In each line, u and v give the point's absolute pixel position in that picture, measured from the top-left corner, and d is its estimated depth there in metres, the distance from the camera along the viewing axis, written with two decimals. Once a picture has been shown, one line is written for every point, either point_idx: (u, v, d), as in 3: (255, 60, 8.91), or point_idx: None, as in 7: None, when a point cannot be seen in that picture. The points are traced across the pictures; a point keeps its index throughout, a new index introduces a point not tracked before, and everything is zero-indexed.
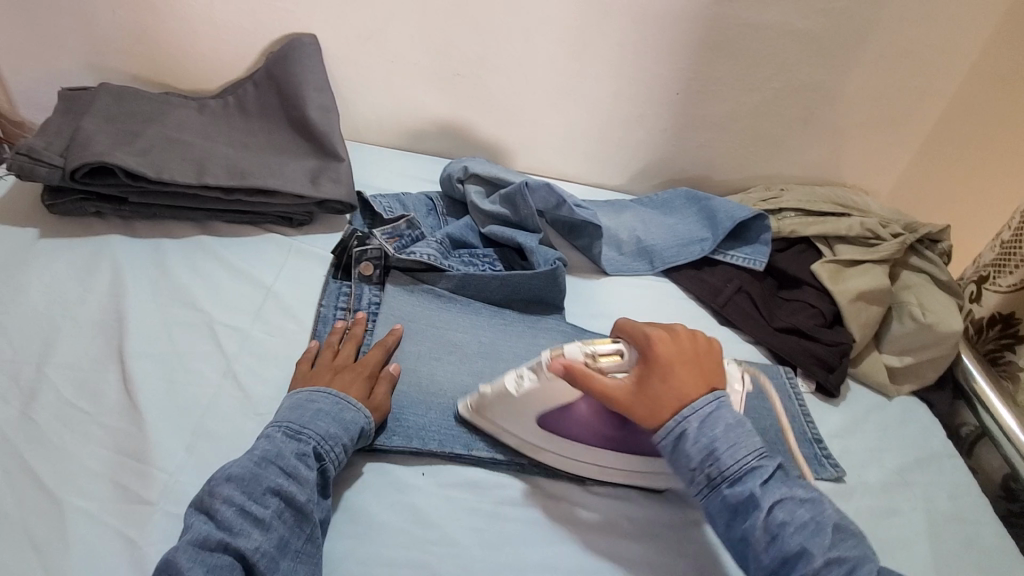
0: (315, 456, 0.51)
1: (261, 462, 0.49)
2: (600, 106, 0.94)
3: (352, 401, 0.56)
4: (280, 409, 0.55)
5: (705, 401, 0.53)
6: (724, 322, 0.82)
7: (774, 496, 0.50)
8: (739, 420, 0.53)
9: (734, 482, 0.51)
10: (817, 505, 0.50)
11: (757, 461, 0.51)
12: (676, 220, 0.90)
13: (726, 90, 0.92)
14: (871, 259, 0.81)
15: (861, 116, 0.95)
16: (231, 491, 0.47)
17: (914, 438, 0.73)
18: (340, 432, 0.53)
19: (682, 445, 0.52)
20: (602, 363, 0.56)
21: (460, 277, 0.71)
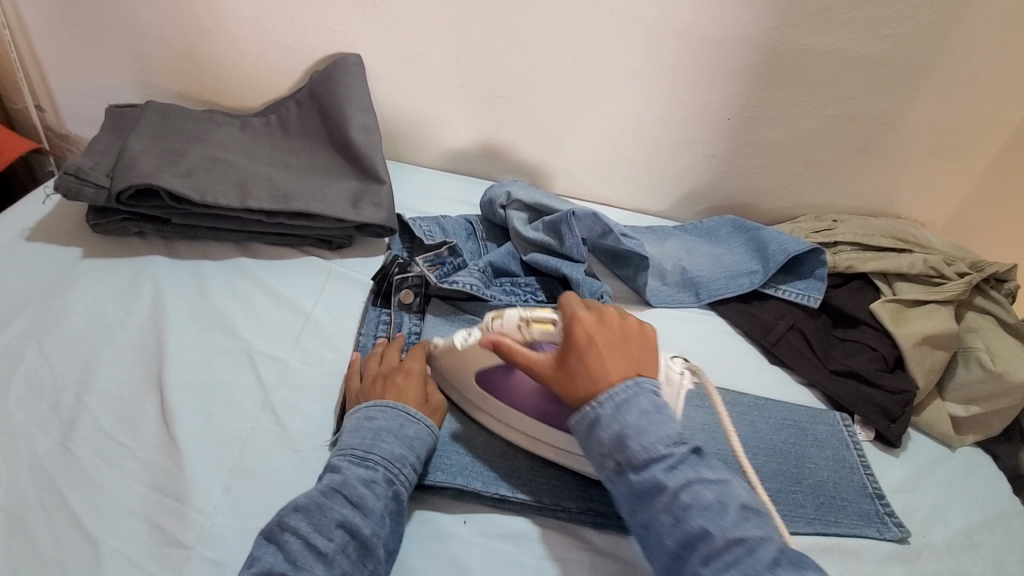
0: (380, 483, 0.49)
1: (326, 491, 0.47)
2: (646, 130, 0.92)
3: (412, 414, 0.54)
4: (343, 431, 0.53)
5: (622, 387, 0.51)
6: (775, 361, 0.78)
7: (681, 480, 0.47)
8: (656, 407, 0.50)
9: (639, 467, 0.48)
10: (726, 489, 0.47)
11: (666, 447, 0.48)
12: (723, 250, 0.86)
13: (779, 116, 0.89)
14: (935, 299, 0.77)
15: (923, 146, 0.90)
16: (298, 523, 0.46)
17: (982, 496, 0.68)
18: (406, 454, 0.51)
19: (593, 431, 0.50)
20: (533, 329, 0.57)
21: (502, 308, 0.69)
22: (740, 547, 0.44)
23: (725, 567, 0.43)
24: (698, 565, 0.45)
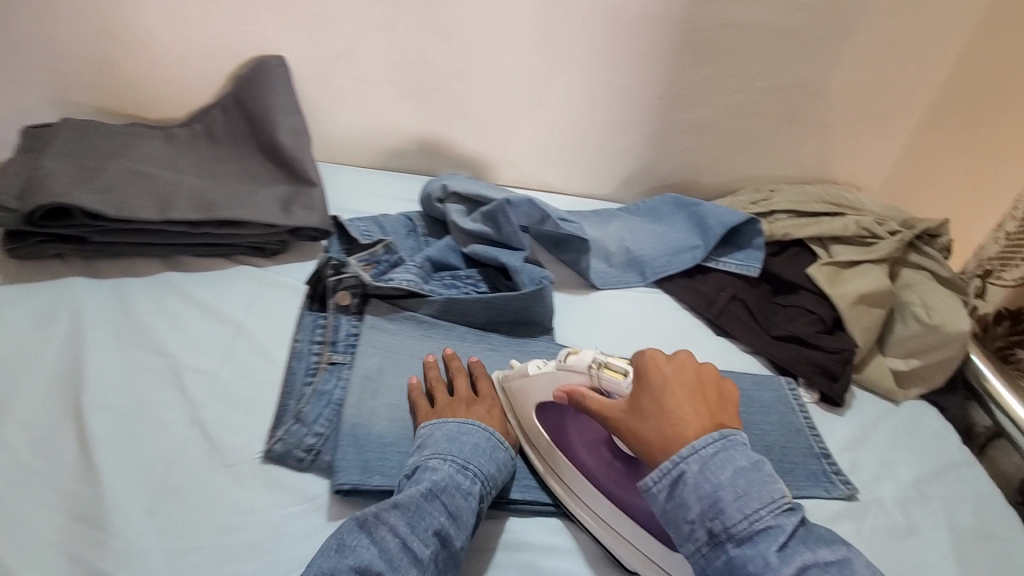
0: (474, 496, 0.50)
1: (428, 495, 0.49)
2: (581, 114, 0.92)
3: (499, 439, 0.56)
4: (433, 437, 0.54)
5: (709, 440, 0.48)
6: (721, 333, 0.79)
7: (796, 563, 0.43)
8: (753, 465, 0.47)
9: (741, 542, 0.45)
10: (847, 573, 0.43)
11: (771, 518, 0.45)
12: (664, 228, 0.88)
13: (709, 92, 0.90)
14: (869, 259, 0.78)
15: (851, 111, 0.92)
16: (397, 521, 0.47)
17: (927, 447, 0.69)
18: (495, 474, 0.53)
19: (682, 493, 0.47)
20: (603, 377, 0.55)
21: (443, 301, 0.69)
22: None
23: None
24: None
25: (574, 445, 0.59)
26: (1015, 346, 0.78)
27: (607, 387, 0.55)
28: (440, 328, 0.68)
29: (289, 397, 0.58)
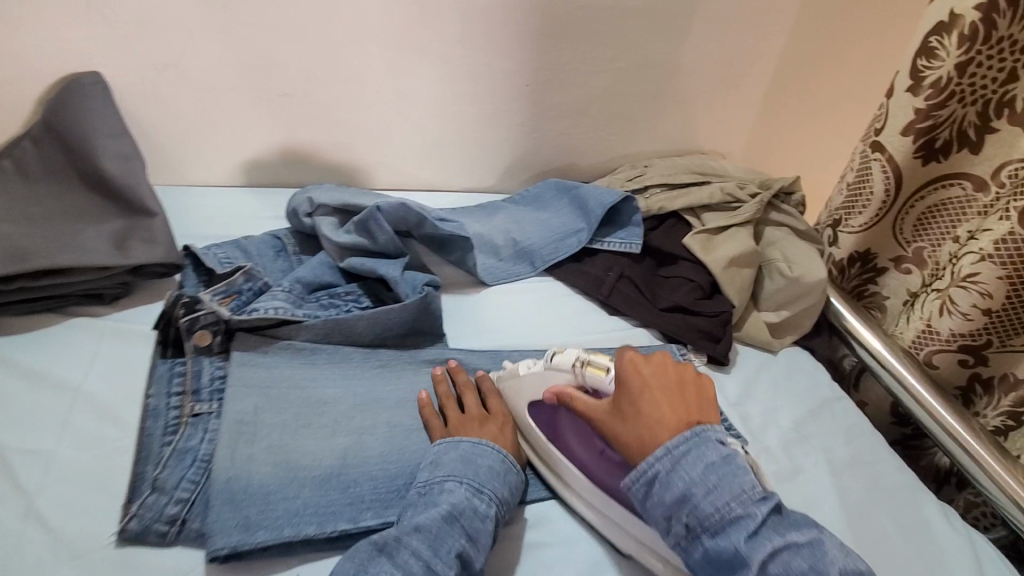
0: (489, 518, 0.50)
1: (448, 518, 0.49)
2: (451, 107, 0.89)
3: (512, 461, 0.56)
4: (447, 458, 0.54)
5: (679, 440, 0.49)
6: (613, 312, 0.81)
7: (767, 549, 0.44)
8: (723, 458, 0.48)
9: (714, 532, 0.46)
10: (819, 553, 0.44)
11: (742, 508, 0.46)
12: (549, 215, 0.88)
13: (574, 75, 0.91)
14: (735, 224, 0.83)
15: (706, 84, 0.98)
16: (418, 545, 0.47)
17: (803, 389, 0.75)
18: (508, 497, 0.53)
19: (656, 490, 0.49)
20: (586, 373, 0.59)
21: (321, 325, 0.63)
22: None
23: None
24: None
25: (570, 440, 0.60)
26: (869, 284, 0.84)
27: (591, 382, 0.59)
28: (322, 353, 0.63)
29: (146, 463, 0.52)
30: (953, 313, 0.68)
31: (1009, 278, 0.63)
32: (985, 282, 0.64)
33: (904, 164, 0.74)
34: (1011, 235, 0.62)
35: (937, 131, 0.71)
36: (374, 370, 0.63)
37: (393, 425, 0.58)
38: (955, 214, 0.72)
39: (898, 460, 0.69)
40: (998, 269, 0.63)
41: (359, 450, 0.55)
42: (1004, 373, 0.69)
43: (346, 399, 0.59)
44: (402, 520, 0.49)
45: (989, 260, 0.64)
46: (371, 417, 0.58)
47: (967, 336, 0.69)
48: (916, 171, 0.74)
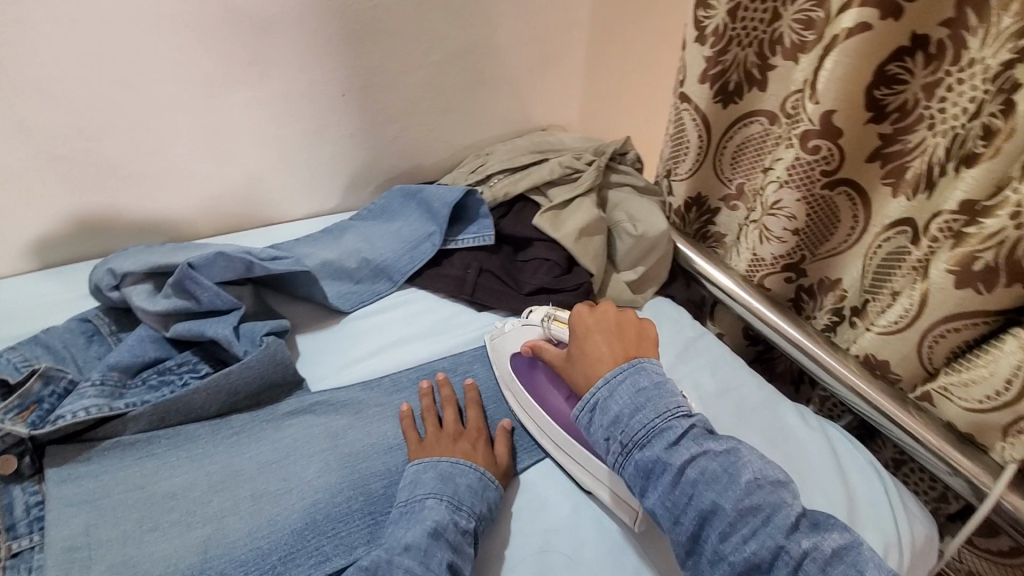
0: (471, 531, 0.51)
1: (434, 534, 0.49)
2: (266, 132, 0.83)
3: (491, 477, 0.57)
4: (424, 478, 0.55)
5: (617, 371, 0.55)
6: (481, 308, 0.80)
7: (686, 457, 0.49)
8: (654, 383, 0.54)
9: (643, 445, 0.51)
10: (735, 460, 0.49)
11: (668, 423, 0.51)
12: (398, 224, 0.85)
13: (391, 75, 0.87)
14: (580, 193, 0.84)
15: (526, 61, 0.98)
16: (410, 561, 0.47)
17: (670, 334, 0.80)
18: (487, 510, 0.54)
19: (597, 415, 0.54)
20: (556, 330, 0.66)
21: (151, 409, 0.57)
22: (755, 515, 0.46)
23: (743, 539, 0.46)
24: (715, 541, 0.47)
25: (544, 388, 0.65)
26: (708, 225, 0.92)
27: (557, 335, 0.66)
28: (161, 439, 0.57)
29: None
30: (771, 239, 0.75)
31: (806, 198, 0.70)
32: (788, 206, 0.71)
33: (707, 110, 0.79)
34: (798, 160, 0.68)
35: (727, 75, 0.76)
36: (226, 441, 0.58)
37: (256, 494, 0.53)
38: (756, 148, 0.80)
39: (758, 378, 0.75)
40: (796, 192, 0.70)
41: (222, 533, 0.50)
42: (821, 279, 0.78)
43: (198, 483, 0.54)
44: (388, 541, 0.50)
45: (788, 186, 0.70)
46: (227, 495, 0.53)
47: (787, 257, 0.76)
48: (719, 114, 0.80)
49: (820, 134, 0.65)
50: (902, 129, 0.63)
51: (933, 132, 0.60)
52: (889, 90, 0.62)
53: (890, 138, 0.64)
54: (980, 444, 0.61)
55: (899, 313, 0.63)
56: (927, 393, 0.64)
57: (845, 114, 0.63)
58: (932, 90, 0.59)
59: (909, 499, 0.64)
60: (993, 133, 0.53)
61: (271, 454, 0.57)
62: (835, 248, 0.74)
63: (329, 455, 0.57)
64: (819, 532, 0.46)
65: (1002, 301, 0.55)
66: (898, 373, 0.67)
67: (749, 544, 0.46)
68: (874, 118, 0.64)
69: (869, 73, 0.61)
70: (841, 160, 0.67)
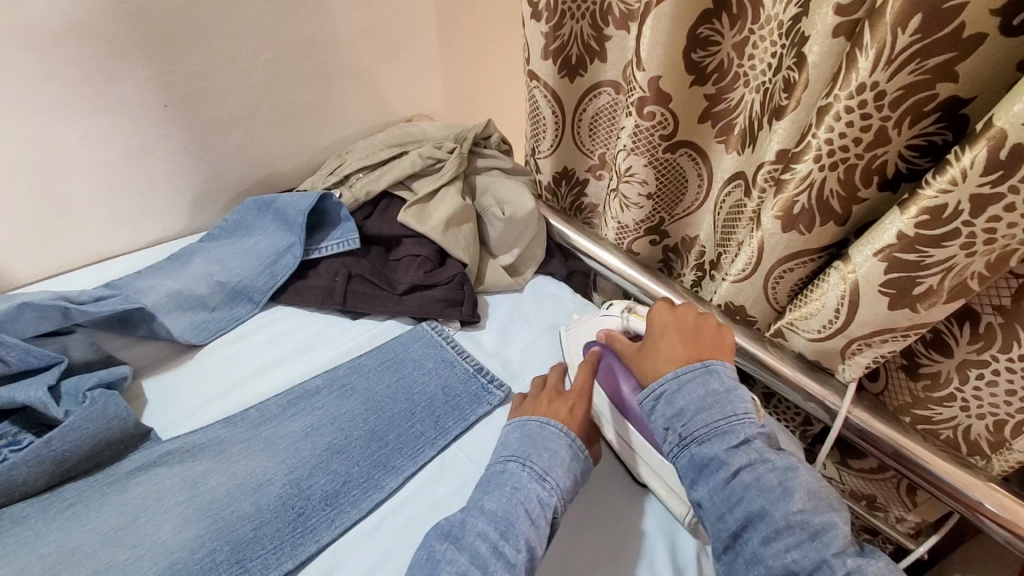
0: (554, 497, 0.52)
1: (517, 501, 0.51)
2: (79, 157, 0.73)
3: (580, 446, 0.57)
4: (515, 445, 0.57)
5: (692, 367, 0.56)
6: (358, 315, 0.76)
7: (743, 460, 0.50)
8: (725, 388, 0.54)
9: (701, 441, 0.52)
10: (793, 474, 0.49)
11: (730, 427, 0.52)
12: (255, 239, 0.79)
13: (220, 80, 0.79)
14: (444, 183, 0.82)
15: (374, 51, 0.93)
16: (484, 527, 0.49)
17: (551, 310, 0.80)
18: (571, 483, 0.55)
19: (660, 404, 0.56)
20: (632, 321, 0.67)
21: None
22: (802, 530, 0.46)
23: (786, 549, 0.46)
24: (755, 546, 0.47)
25: (616, 376, 0.64)
26: (580, 197, 0.93)
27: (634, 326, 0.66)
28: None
29: None
30: (630, 207, 0.78)
31: (652, 163, 0.73)
32: (638, 172, 0.73)
33: (556, 87, 0.79)
34: (638, 128, 0.70)
35: (567, 49, 0.77)
36: (61, 515, 0.51)
37: (101, 568, 0.48)
38: (609, 118, 0.82)
39: None
40: (642, 158, 0.72)
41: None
42: (683, 238, 0.83)
43: (28, 569, 0.47)
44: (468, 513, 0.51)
45: (635, 154, 0.72)
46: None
47: (647, 221, 0.79)
48: (569, 89, 0.80)
49: (654, 101, 0.67)
50: (724, 88, 0.67)
51: (749, 88, 0.65)
52: (705, 52, 0.65)
53: (716, 97, 0.68)
54: (827, 368, 0.67)
55: (744, 262, 0.67)
56: (778, 330, 0.69)
57: (670, 80, 0.65)
58: (742, 49, 0.64)
59: (775, 428, 0.69)
60: (794, 85, 0.57)
61: (117, 519, 0.51)
62: (688, 206, 0.79)
63: (187, 507, 0.52)
64: (864, 559, 0.45)
65: (823, 239, 0.60)
66: (754, 315, 0.71)
67: (790, 556, 0.45)
68: (697, 79, 0.67)
69: (684, 38, 0.63)
70: (676, 123, 0.70)
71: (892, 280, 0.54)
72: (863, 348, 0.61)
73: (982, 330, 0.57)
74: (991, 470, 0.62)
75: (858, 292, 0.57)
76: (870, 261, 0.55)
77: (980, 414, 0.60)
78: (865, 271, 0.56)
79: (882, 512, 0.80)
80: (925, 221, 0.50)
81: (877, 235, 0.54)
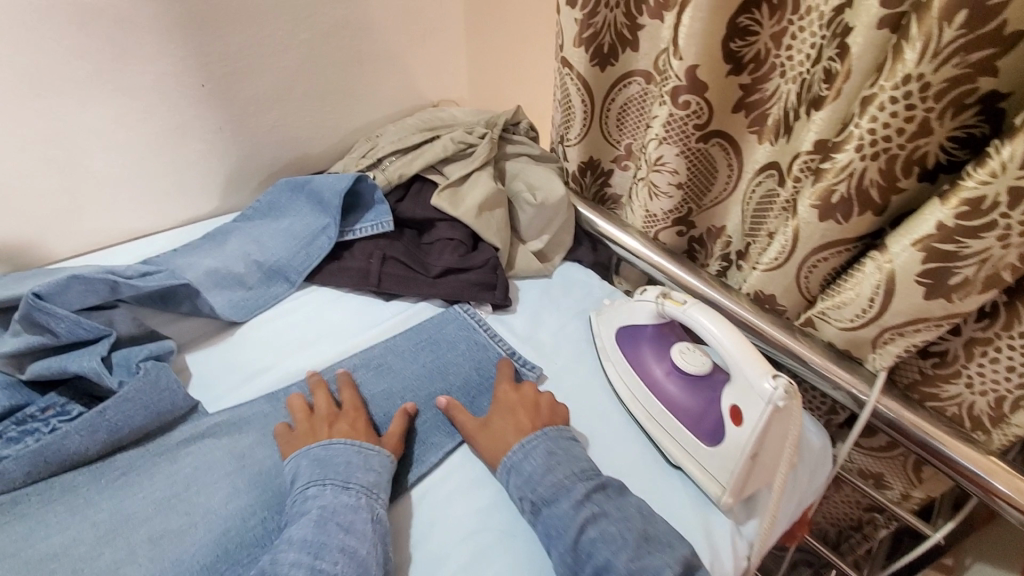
0: (365, 506, 0.50)
1: (324, 522, 0.48)
2: (114, 135, 0.74)
3: (372, 450, 0.55)
4: (302, 469, 0.53)
5: (531, 437, 0.58)
6: (390, 297, 0.77)
7: (585, 513, 0.51)
8: (563, 450, 0.57)
9: (550, 502, 0.53)
10: (630, 521, 0.51)
11: (570, 483, 0.54)
12: (289, 220, 0.80)
13: (257, 60, 0.80)
14: (475, 168, 0.83)
15: (404, 35, 0.94)
16: (297, 554, 0.46)
17: (580, 296, 0.81)
18: (378, 480, 0.53)
19: (512, 476, 0.56)
20: (666, 308, 0.64)
21: (18, 465, 0.50)
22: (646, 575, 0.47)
23: None
24: None
25: (646, 358, 0.65)
26: (605, 188, 0.93)
27: (671, 313, 0.63)
28: (31, 496, 0.50)
29: None
30: (659, 195, 0.78)
31: (684, 152, 0.73)
32: (669, 162, 0.74)
33: (587, 75, 0.79)
34: (672, 116, 0.70)
35: (600, 38, 0.76)
36: (112, 485, 0.52)
37: (152, 537, 0.49)
38: (638, 108, 0.82)
39: None
40: (675, 147, 0.72)
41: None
42: (709, 229, 0.83)
43: (85, 536, 0.48)
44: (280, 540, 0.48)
45: (667, 143, 0.72)
46: (119, 543, 0.48)
47: (675, 211, 0.79)
48: (598, 78, 0.80)
49: (688, 89, 0.67)
50: (759, 79, 0.67)
51: (785, 79, 0.65)
52: (743, 42, 0.65)
53: (750, 88, 0.68)
54: (856, 358, 0.68)
55: (778, 250, 0.68)
56: (809, 319, 0.70)
57: (706, 70, 0.65)
58: (780, 40, 0.63)
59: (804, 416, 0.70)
60: (834, 76, 0.57)
61: (167, 488, 0.52)
62: (717, 197, 0.79)
63: (236, 478, 0.54)
64: None
65: (860, 229, 0.60)
66: (784, 304, 0.72)
67: None
68: (733, 69, 0.67)
69: (724, 27, 0.63)
70: (711, 113, 0.70)
71: (929, 270, 0.55)
72: (896, 338, 0.62)
73: (987, 310, 0.60)
74: (991, 444, 0.64)
75: (893, 282, 0.58)
76: (908, 251, 0.56)
77: (983, 391, 0.63)
78: (902, 261, 0.56)
79: (888, 490, 0.83)
80: (965, 212, 0.50)
81: (916, 225, 0.55)
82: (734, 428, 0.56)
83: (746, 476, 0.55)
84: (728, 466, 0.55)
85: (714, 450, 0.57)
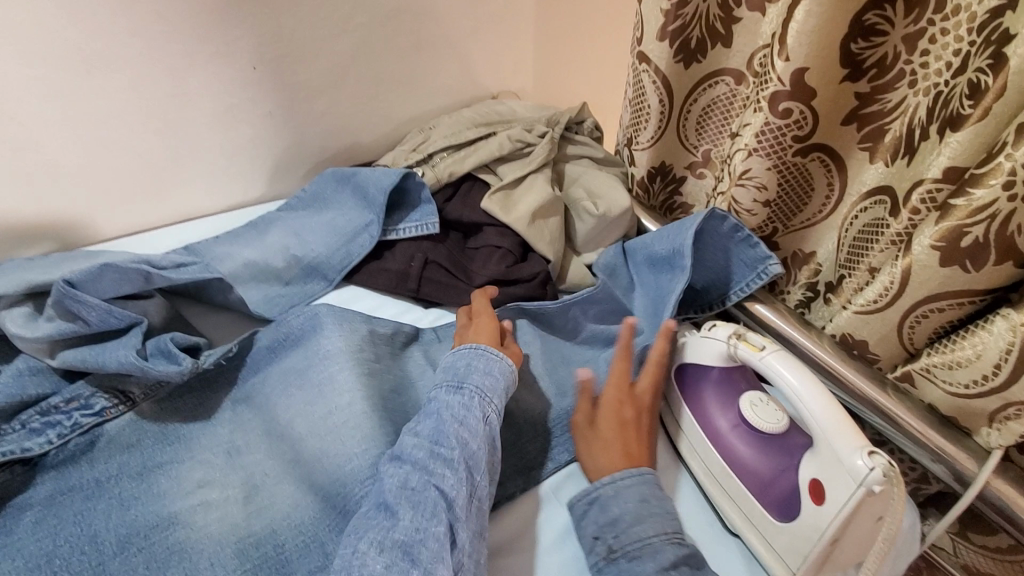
0: (477, 405, 0.51)
1: (445, 417, 0.49)
2: (167, 114, 0.72)
3: (498, 352, 0.57)
4: (434, 370, 0.56)
5: (626, 475, 0.52)
6: (429, 304, 0.72)
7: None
8: (660, 499, 0.50)
9: (631, 557, 0.47)
10: None
11: (658, 543, 0.47)
12: (333, 213, 0.76)
13: (312, 42, 0.76)
14: (532, 169, 0.76)
15: (466, 22, 0.87)
16: (419, 438, 0.48)
17: None
18: (493, 384, 0.54)
19: (593, 510, 0.51)
20: (740, 351, 0.56)
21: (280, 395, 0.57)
22: None
23: None
24: None
25: (710, 405, 0.58)
26: (674, 197, 0.84)
27: (744, 358, 0.56)
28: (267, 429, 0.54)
29: None
30: (738, 213, 0.68)
31: (776, 167, 0.63)
32: (758, 176, 0.64)
33: (667, 72, 0.70)
34: (766, 125, 0.61)
35: (688, 31, 0.67)
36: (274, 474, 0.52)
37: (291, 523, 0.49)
38: (723, 111, 0.72)
39: None
40: (765, 161, 0.63)
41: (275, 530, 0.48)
42: (794, 252, 0.71)
43: (104, 540, 0.46)
44: (411, 423, 0.50)
45: (756, 155, 0.63)
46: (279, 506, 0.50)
47: (756, 230, 0.70)
48: (681, 77, 0.71)
49: (790, 95, 0.57)
50: (881, 86, 0.56)
51: (915, 89, 0.53)
52: (866, 43, 0.54)
53: (867, 97, 0.57)
54: (963, 428, 0.57)
55: (878, 292, 0.58)
56: (908, 374, 0.60)
57: (817, 74, 0.56)
58: (914, 41, 0.52)
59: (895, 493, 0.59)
60: (982, 91, 0.46)
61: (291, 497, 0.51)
62: (808, 219, 0.68)
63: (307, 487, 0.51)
64: None
65: (993, 279, 0.49)
66: (878, 353, 0.62)
67: None
68: (849, 74, 0.56)
69: (843, 25, 0.53)
70: (815, 124, 0.60)
71: None
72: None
73: None
74: None
75: None
76: None
77: None
78: None
79: None
80: None
81: None
82: (813, 506, 0.48)
83: (820, 562, 0.48)
84: (800, 549, 0.48)
85: (783, 526, 0.49)
